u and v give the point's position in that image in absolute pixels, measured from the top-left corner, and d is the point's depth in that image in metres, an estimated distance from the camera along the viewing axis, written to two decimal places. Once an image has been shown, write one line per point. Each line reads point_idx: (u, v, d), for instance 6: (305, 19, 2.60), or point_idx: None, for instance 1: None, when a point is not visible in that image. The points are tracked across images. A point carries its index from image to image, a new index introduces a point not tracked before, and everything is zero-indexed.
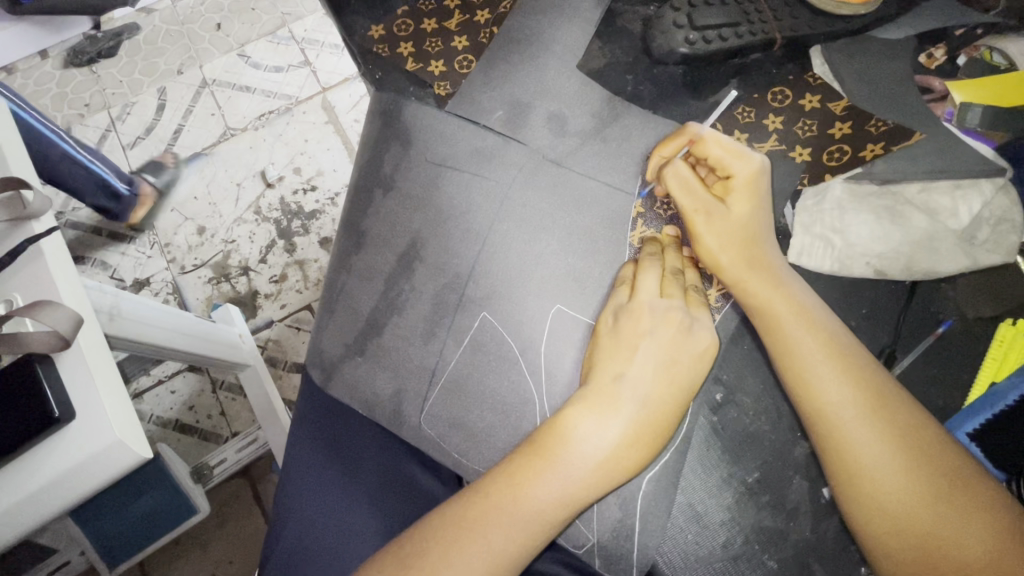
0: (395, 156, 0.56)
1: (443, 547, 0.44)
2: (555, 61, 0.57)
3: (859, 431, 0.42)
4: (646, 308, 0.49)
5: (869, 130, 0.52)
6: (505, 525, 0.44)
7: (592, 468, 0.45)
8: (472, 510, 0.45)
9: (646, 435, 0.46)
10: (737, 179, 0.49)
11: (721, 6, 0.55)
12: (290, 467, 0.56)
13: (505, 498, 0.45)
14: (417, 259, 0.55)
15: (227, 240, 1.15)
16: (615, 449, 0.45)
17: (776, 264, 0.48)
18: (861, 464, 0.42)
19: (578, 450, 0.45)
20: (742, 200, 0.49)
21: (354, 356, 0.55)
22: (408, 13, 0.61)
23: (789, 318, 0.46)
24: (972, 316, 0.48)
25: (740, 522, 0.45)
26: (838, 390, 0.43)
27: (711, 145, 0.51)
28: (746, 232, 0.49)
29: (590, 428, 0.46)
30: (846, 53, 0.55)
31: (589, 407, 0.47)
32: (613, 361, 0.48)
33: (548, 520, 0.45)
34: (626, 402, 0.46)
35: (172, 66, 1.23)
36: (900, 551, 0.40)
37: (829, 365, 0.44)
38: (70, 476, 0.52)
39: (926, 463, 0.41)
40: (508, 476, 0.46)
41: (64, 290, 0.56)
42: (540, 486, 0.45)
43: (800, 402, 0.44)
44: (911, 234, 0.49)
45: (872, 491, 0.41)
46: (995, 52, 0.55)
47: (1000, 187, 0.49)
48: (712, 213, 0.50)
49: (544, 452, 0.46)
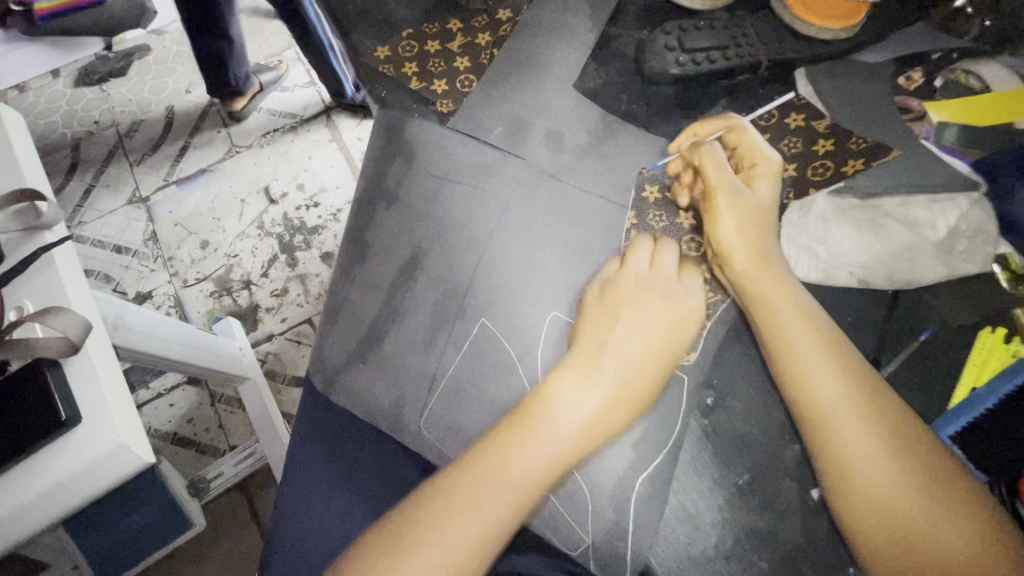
0: (399, 169, 0.59)
1: (433, 515, 0.45)
2: (552, 81, 0.60)
3: (851, 430, 0.44)
4: (628, 280, 0.51)
5: (850, 146, 0.54)
6: (492, 489, 0.46)
7: (575, 431, 0.47)
8: (461, 478, 0.47)
9: (625, 400, 0.48)
10: (762, 169, 0.53)
11: (709, 30, 0.59)
12: (292, 470, 0.58)
13: (494, 462, 0.47)
14: (418, 268, 0.57)
15: (231, 254, 1.17)
16: (596, 413, 0.48)
17: (780, 266, 0.51)
18: (851, 461, 0.43)
19: (562, 415, 0.47)
20: (763, 190, 0.52)
21: (357, 362, 0.57)
22: (412, 35, 0.64)
23: (790, 322, 0.48)
24: (953, 324, 0.50)
25: (733, 523, 0.46)
26: (811, 360, 0.46)
27: (745, 134, 0.54)
28: (760, 224, 0.51)
29: (575, 390, 0.48)
30: (828, 74, 0.58)
31: (573, 373, 0.49)
32: (597, 327, 0.51)
33: (535, 483, 0.46)
34: (606, 368, 0.48)
35: (181, 85, 1.27)
36: (876, 537, 0.42)
37: (827, 367, 0.46)
38: (76, 478, 0.54)
39: (892, 431, 0.43)
40: (497, 443, 0.47)
41: (75, 296, 0.58)
42: (526, 449, 0.47)
43: (795, 400, 0.46)
44: (892, 245, 0.51)
45: (859, 487, 0.42)
46: (972, 74, 0.58)
47: (975, 201, 0.51)
48: (736, 193, 0.52)
49: (531, 417, 0.48)
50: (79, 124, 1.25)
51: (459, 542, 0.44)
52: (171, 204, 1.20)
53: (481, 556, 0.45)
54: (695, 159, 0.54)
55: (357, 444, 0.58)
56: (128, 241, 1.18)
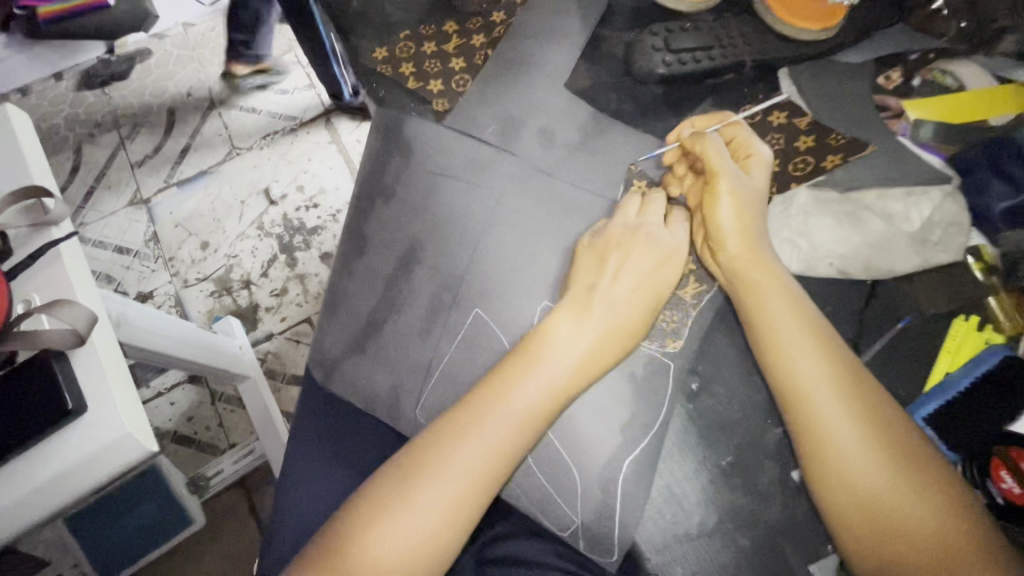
0: (397, 165, 0.61)
1: (437, 452, 0.46)
2: (544, 82, 0.62)
3: (835, 411, 0.45)
4: (617, 227, 0.54)
5: (829, 142, 0.56)
6: (495, 422, 0.47)
7: (571, 367, 0.49)
8: (457, 424, 0.48)
9: (616, 338, 0.51)
10: (756, 160, 0.54)
11: (695, 31, 0.61)
12: (293, 460, 0.60)
13: (489, 405, 0.48)
14: (414, 261, 0.59)
15: (231, 254, 1.19)
16: (589, 352, 0.50)
17: (769, 256, 0.52)
18: (834, 439, 0.45)
19: (556, 353, 0.50)
20: (757, 180, 0.53)
21: (356, 353, 0.59)
22: (409, 37, 0.66)
23: (778, 304, 0.49)
24: (929, 312, 0.52)
25: (716, 503, 0.48)
26: (789, 329, 0.48)
27: (741, 128, 0.56)
28: (751, 213, 0.52)
29: (569, 330, 0.50)
30: (810, 73, 0.60)
31: (566, 317, 0.51)
32: (588, 275, 0.53)
33: (534, 415, 0.48)
34: (597, 311, 0.51)
35: (182, 88, 1.29)
36: (849, 504, 0.44)
37: (814, 351, 0.47)
38: (82, 465, 0.55)
39: (854, 376, 0.47)
40: (493, 388, 0.49)
41: (81, 290, 0.60)
42: (525, 386, 0.48)
43: (781, 379, 0.48)
44: (871, 236, 0.53)
45: (839, 463, 0.44)
46: (948, 74, 0.60)
47: (947, 193, 0.53)
48: (736, 181, 0.52)
49: (525, 360, 0.50)
50: (82, 127, 1.27)
51: (464, 472, 0.46)
52: (173, 205, 1.22)
53: (486, 484, 0.46)
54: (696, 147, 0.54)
55: (356, 436, 0.60)
56: (129, 241, 1.20)
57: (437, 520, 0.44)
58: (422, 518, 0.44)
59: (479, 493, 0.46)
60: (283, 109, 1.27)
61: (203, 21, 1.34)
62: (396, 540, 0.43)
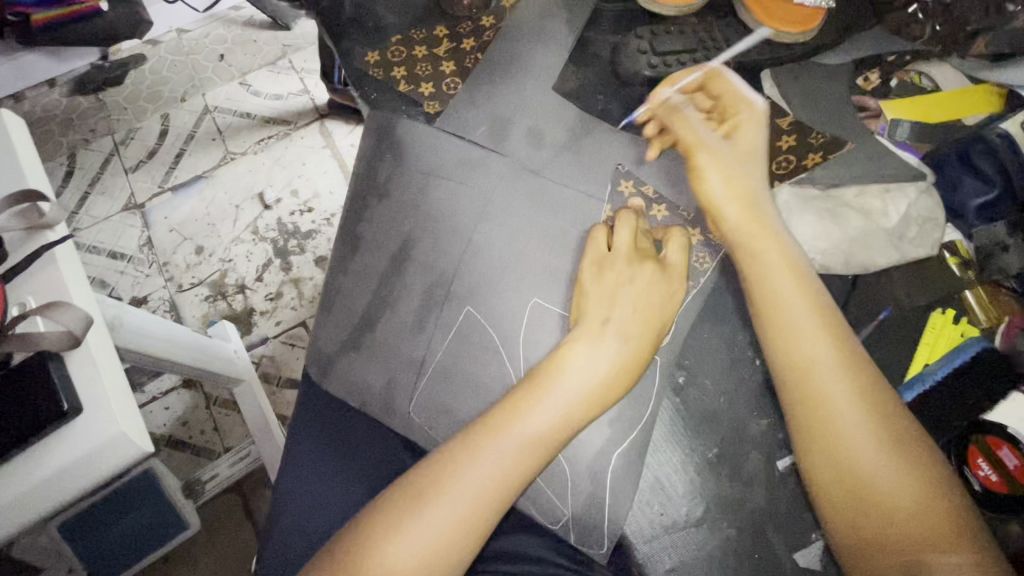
0: (389, 166, 0.62)
1: (449, 471, 0.46)
2: (533, 84, 0.63)
3: (852, 424, 0.44)
4: (624, 257, 0.54)
5: (810, 141, 0.57)
6: (507, 447, 0.47)
7: (585, 393, 0.49)
8: (472, 442, 0.47)
9: (627, 366, 0.50)
10: (744, 120, 0.56)
11: (679, 34, 0.63)
12: (291, 458, 0.61)
13: (503, 426, 0.48)
14: (407, 259, 0.60)
15: (226, 258, 1.20)
16: (603, 377, 0.50)
17: (772, 220, 0.53)
18: (848, 451, 0.44)
19: (570, 379, 0.49)
20: (744, 140, 0.55)
21: (349, 351, 0.60)
22: (401, 41, 0.67)
23: (796, 315, 0.48)
24: (906, 305, 0.54)
25: (703, 494, 0.49)
26: (812, 343, 0.47)
27: (727, 86, 0.58)
28: (745, 171, 0.54)
29: (582, 357, 0.50)
30: (791, 75, 0.62)
31: (581, 343, 0.51)
32: (599, 306, 0.53)
33: (548, 441, 0.48)
34: (611, 338, 0.51)
35: (176, 94, 1.30)
36: (857, 514, 0.43)
37: (836, 368, 0.46)
38: (78, 465, 0.56)
39: (877, 400, 0.45)
40: (509, 409, 0.49)
41: (76, 293, 0.60)
42: (539, 411, 0.48)
43: (795, 398, 0.47)
44: (849, 232, 0.54)
45: (852, 474, 0.44)
46: (924, 76, 0.63)
47: (922, 190, 0.55)
48: (716, 148, 0.55)
49: (540, 383, 0.49)
50: (76, 133, 1.27)
51: (475, 495, 0.45)
52: (167, 209, 1.23)
53: (495, 509, 0.46)
54: (669, 120, 0.58)
55: (350, 433, 0.61)
56: (123, 247, 1.20)
57: (446, 538, 0.44)
58: (432, 535, 0.44)
59: (486, 517, 0.45)
60: (276, 116, 1.28)
61: (197, 27, 1.35)
62: (403, 561, 0.43)
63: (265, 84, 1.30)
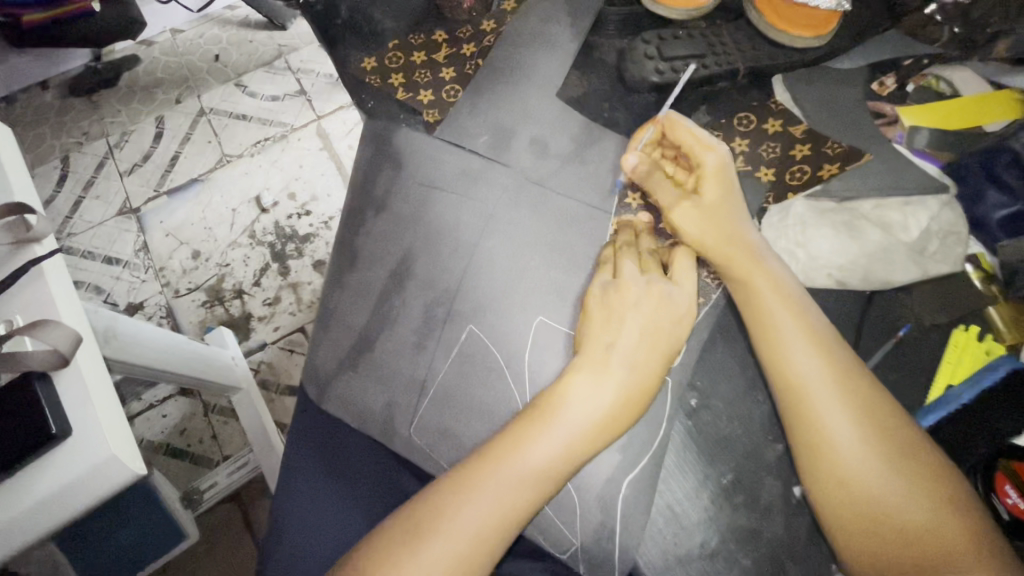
0: (387, 178, 0.60)
1: (450, 504, 0.45)
2: (536, 91, 0.61)
3: (861, 458, 0.43)
4: (631, 283, 0.52)
5: (826, 151, 0.56)
6: (508, 480, 0.46)
7: (589, 425, 0.47)
8: (473, 474, 0.46)
9: (633, 396, 0.48)
10: (707, 169, 0.53)
11: (687, 39, 0.60)
12: (289, 478, 0.58)
13: (505, 458, 0.46)
14: (407, 275, 0.58)
15: (222, 263, 1.18)
16: (609, 408, 0.48)
17: (765, 259, 0.51)
18: (860, 485, 0.43)
19: (575, 410, 0.47)
20: (714, 188, 0.53)
21: (347, 370, 0.58)
22: (399, 46, 0.65)
23: (800, 347, 0.47)
24: (927, 323, 0.51)
25: (717, 523, 0.47)
26: (817, 380, 0.46)
27: (683, 134, 0.55)
28: (722, 219, 0.52)
29: (584, 388, 0.48)
30: (805, 79, 0.60)
31: (584, 372, 0.49)
32: (601, 332, 0.51)
33: (550, 475, 0.46)
34: (616, 366, 0.49)
35: (171, 95, 1.27)
36: (872, 549, 0.42)
37: (840, 402, 0.45)
38: (67, 490, 0.54)
39: (889, 433, 0.44)
40: (511, 441, 0.47)
41: (64, 309, 0.58)
42: (541, 443, 0.46)
43: (803, 433, 0.45)
44: (867, 247, 0.52)
45: (868, 508, 0.42)
46: (942, 80, 0.60)
47: (945, 203, 0.53)
48: (687, 204, 0.53)
49: (544, 414, 0.48)
50: (69, 136, 1.25)
51: (476, 531, 0.44)
52: (162, 214, 1.20)
53: (496, 545, 0.45)
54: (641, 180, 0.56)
55: (350, 453, 0.59)
56: (118, 252, 1.18)
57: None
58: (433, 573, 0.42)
59: (486, 554, 0.44)
60: (272, 118, 1.26)
61: (191, 27, 1.32)
62: None
63: (260, 86, 1.28)
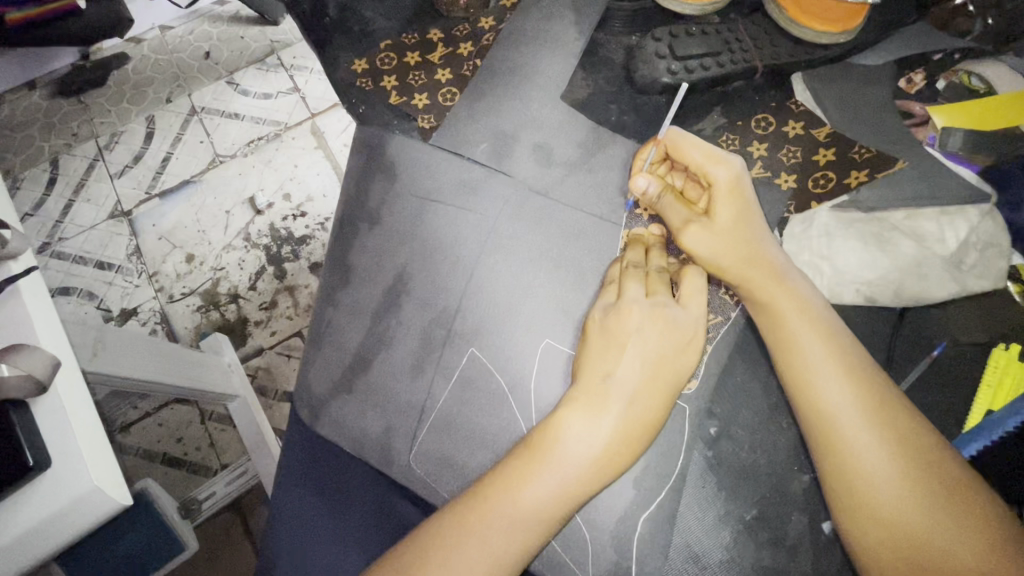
0: (381, 189, 0.56)
1: (444, 551, 0.41)
2: (541, 92, 0.56)
3: (888, 500, 0.40)
4: (634, 309, 0.47)
5: (852, 157, 0.52)
6: (504, 524, 0.42)
7: (587, 465, 0.44)
8: (466, 519, 0.42)
9: (634, 431, 0.45)
10: (720, 187, 0.49)
11: (701, 36, 0.55)
12: (286, 503, 0.54)
13: (499, 501, 0.43)
14: (404, 291, 0.54)
15: (217, 267, 1.14)
16: (610, 446, 0.44)
17: (783, 280, 0.47)
18: (890, 528, 0.39)
19: (572, 447, 0.44)
20: (728, 207, 0.48)
21: (342, 394, 0.54)
22: (392, 46, 0.61)
23: (819, 378, 0.43)
24: (965, 341, 0.49)
25: (740, 561, 0.45)
26: (843, 414, 0.42)
27: (690, 151, 0.50)
28: (738, 240, 0.48)
29: (581, 424, 0.45)
30: (827, 78, 0.55)
31: (582, 407, 0.45)
32: (602, 361, 0.47)
33: (547, 520, 0.43)
34: (615, 400, 0.45)
35: (161, 95, 1.23)
36: None
37: (869, 440, 0.41)
38: (30, 535, 0.44)
39: (920, 471, 0.40)
40: (505, 482, 0.44)
41: (41, 328, 0.48)
42: (538, 484, 0.43)
43: (828, 472, 0.42)
44: (900, 260, 0.49)
45: (902, 553, 0.39)
46: (974, 75, 0.56)
47: (986, 212, 0.49)
48: (700, 225, 0.48)
49: (539, 452, 0.44)
50: (57, 138, 1.20)
51: None
52: (154, 216, 1.16)
53: None
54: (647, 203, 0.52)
55: (350, 478, 0.56)
56: (110, 256, 1.14)
57: None
58: None
59: None
60: (264, 118, 1.21)
61: (180, 24, 1.26)
62: None
63: (251, 84, 1.23)
